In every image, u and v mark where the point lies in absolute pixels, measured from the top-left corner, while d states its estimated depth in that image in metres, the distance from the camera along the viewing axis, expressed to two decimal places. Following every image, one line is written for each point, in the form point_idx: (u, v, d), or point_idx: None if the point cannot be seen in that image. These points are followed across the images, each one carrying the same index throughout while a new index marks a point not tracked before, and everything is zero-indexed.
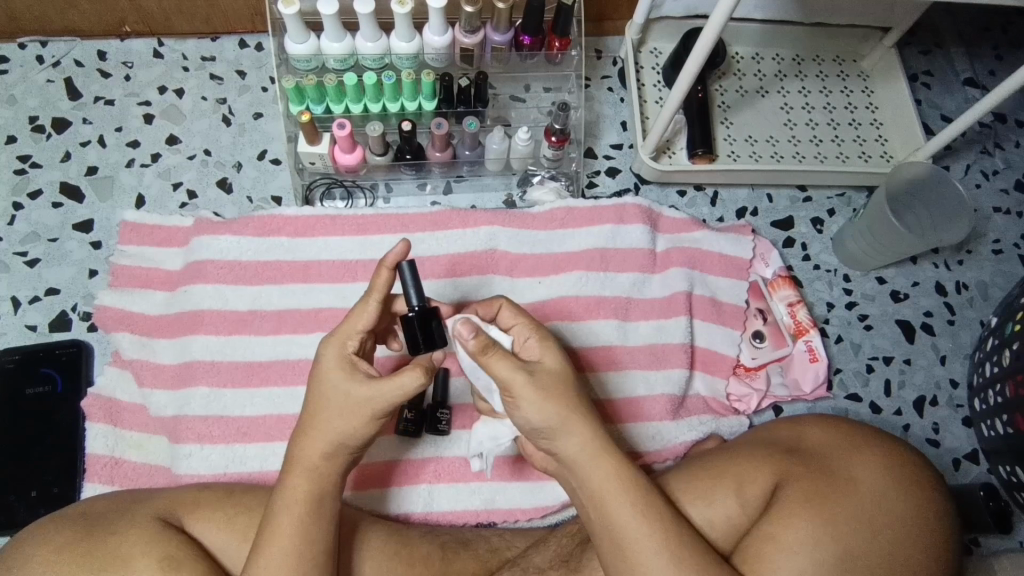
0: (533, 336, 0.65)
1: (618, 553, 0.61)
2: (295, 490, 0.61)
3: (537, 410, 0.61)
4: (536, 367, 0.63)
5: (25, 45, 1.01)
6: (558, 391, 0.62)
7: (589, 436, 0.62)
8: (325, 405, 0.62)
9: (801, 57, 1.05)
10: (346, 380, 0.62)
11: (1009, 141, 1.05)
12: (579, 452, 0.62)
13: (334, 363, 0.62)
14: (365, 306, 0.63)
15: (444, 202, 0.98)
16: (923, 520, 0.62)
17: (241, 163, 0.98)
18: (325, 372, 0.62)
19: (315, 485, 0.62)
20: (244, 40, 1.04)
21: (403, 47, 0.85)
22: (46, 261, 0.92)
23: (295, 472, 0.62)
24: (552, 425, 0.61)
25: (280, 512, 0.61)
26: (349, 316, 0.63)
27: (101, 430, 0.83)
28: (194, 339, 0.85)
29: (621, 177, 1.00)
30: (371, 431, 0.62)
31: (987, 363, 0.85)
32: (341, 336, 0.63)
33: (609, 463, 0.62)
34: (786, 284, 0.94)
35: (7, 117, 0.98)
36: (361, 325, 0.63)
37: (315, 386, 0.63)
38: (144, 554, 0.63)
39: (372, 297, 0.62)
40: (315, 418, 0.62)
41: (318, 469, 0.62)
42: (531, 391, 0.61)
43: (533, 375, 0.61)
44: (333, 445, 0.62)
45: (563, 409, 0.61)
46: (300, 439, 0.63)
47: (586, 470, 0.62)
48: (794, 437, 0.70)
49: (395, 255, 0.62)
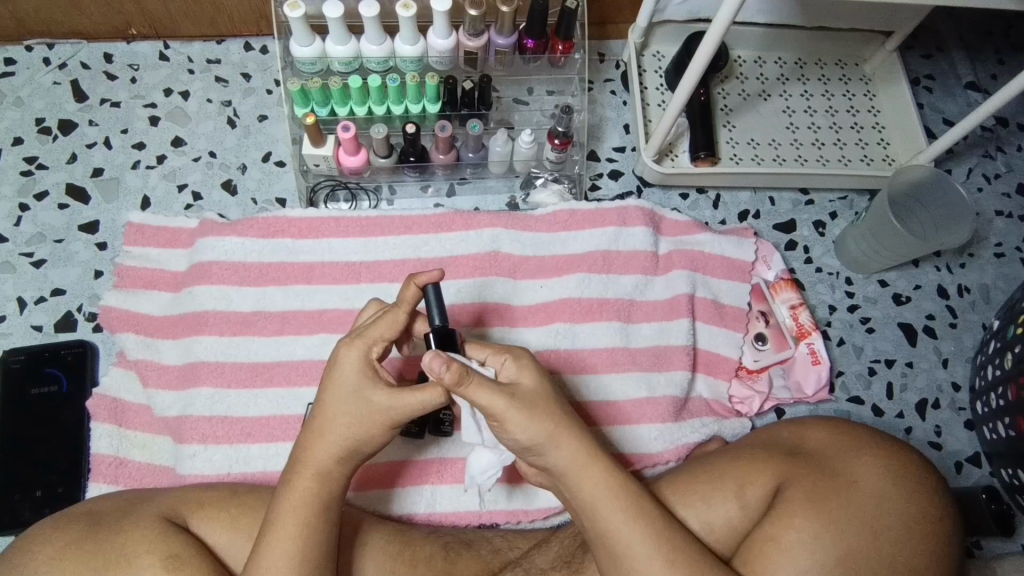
0: (505, 357, 0.65)
1: (614, 559, 0.61)
2: (302, 491, 0.61)
3: (524, 431, 0.60)
4: (515, 388, 0.62)
5: (31, 48, 1.01)
6: (541, 408, 0.62)
7: (577, 446, 0.62)
8: (342, 409, 0.62)
9: (803, 61, 1.06)
10: (369, 386, 0.63)
11: (1011, 145, 1.05)
12: (570, 462, 0.62)
13: (358, 368, 0.63)
14: (394, 317, 0.64)
15: (446, 204, 0.99)
16: (926, 522, 0.63)
17: (245, 165, 0.98)
18: (347, 375, 0.63)
19: (321, 488, 0.62)
20: (249, 43, 1.04)
21: (408, 50, 0.86)
22: (52, 261, 0.93)
23: (303, 473, 0.62)
24: (540, 439, 0.61)
25: (284, 514, 0.61)
26: (373, 325, 0.64)
27: (105, 430, 0.83)
28: (198, 339, 0.86)
29: (623, 180, 1.01)
30: (386, 438, 0.64)
31: (989, 366, 0.86)
32: (365, 340, 0.64)
33: (599, 470, 0.62)
34: (788, 287, 0.94)
35: (14, 119, 0.98)
36: (386, 334, 0.64)
37: (334, 389, 0.63)
38: (148, 552, 0.63)
39: (401, 308, 0.64)
40: (331, 422, 0.62)
41: (326, 471, 0.62)
42: (516, 413, 0.60)
43: (515, 396, 0.61)
44: (345, 449, 0.63)
45: (548, 423, 0.61)
46: (312, 440, 0.63)
47: (577, 480, 0.62)
48: (796, 439, 0.71)
49: (428, 277, 0.64)
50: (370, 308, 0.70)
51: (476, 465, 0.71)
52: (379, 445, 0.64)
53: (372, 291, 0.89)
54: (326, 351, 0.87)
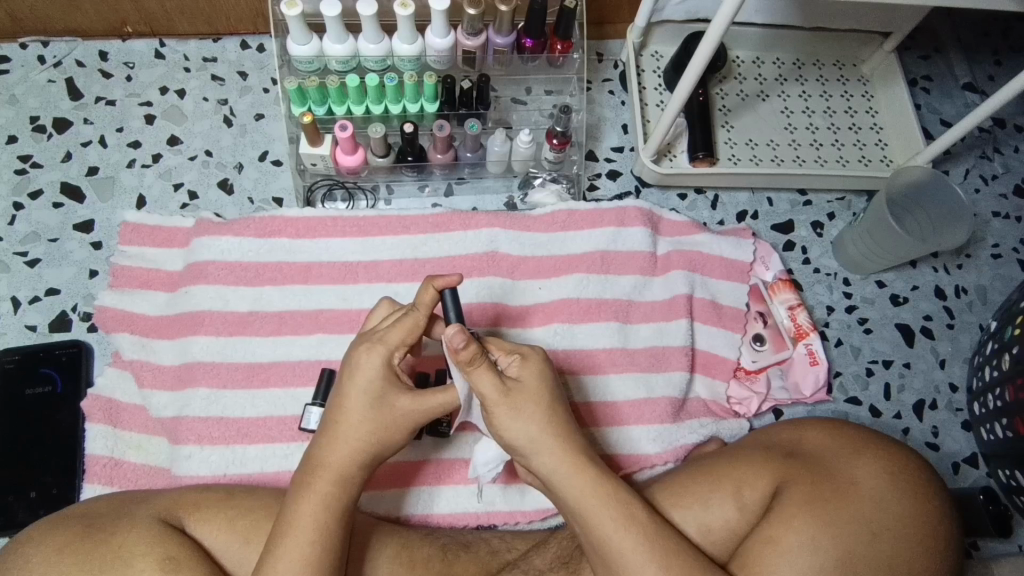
0: (514, 356, 0.66)
1: (607, 564, 0.61)
2: (320, 494, 0.61)
3: (513, 426, 0.62)
4: (515, 383, 0.64)
5: (26, 45, 1.00)
6: (532, 410, 0.63)
7: (568, 448, 0.63)
8: (364, 413, 0.63)
9: (801, 61, 1.05)
10: (392, 391, 0.64)
11: (1009, 146, 1.05)
12: (558, 468, 0.62)
13: (380, 372, 0.64)
14: (413, 322, 0.66)
15: (444, 204, 0.98)
16: (925, 523, 0.62)
17: (242, 164, 0.98)
18: (371, 379, 0.64)
19: (339, 491, 0.62)
20: (246, 41, 1.04)
21: (406, 49, 0.85)
22: (46, 261, 0.92)
23: (323, 476, 0.62)
24: (525, 442, 0.63)
25: (301, 515, 0.60)
26: (394, 329, 0.65)
27: (100, 431, 0.83)
28: (194, 339, 0.85)
29: (622, 180, 1.00)
30: (404, 441, 0.66)
31: (987, 367, 0.86)
32: (387, 345, 0.65)
33: (588, 475, 0.62)
34: (786, 288, 0.94)
35: (7, 117, 0.98)
36: (406, 339, 0.65)
37: (355, 392, 0.64)
38: (144, 554, 0.62)
39: (420, 312, 0.65)
40: (352, 424, 0.63)
41: (346, 475, 0.63)
42: (503, 408, 0.62)
43: (507, 395, 0.62)
44: (365, 451, 0.63)
45: (534, 427, 0.62)
46: (329, 443, 0.63)
47: (565, 486, 0.62)
48: (794, 439, 0.71)
49: (446, 282, 0.64)
50: (381, 307, 0.71)
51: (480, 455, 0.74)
52: (398, 448, 0.66)
53: (370, 291, 0.89)
54: (324, 351, 0.87)
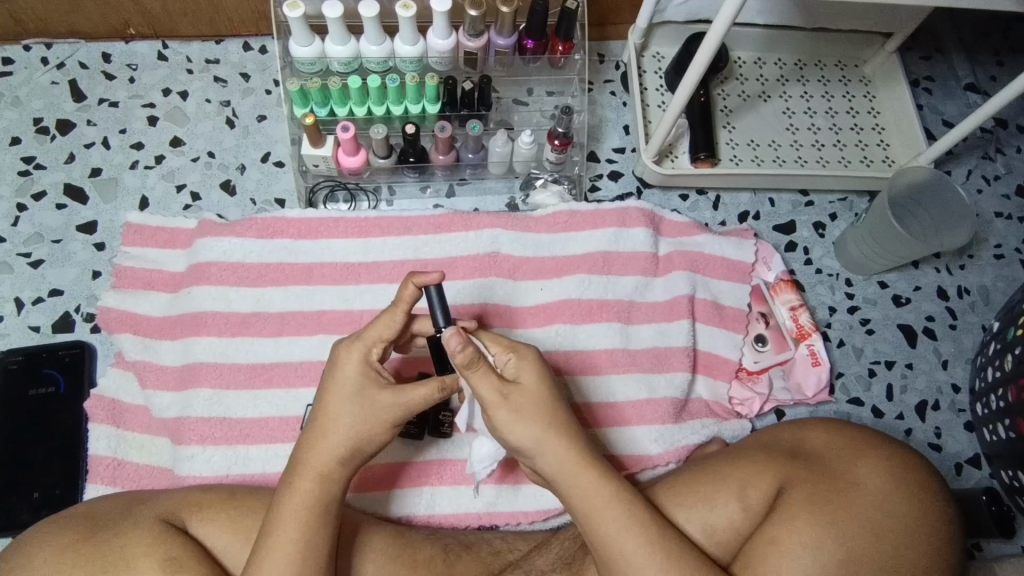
0: (510, 354, 0.67)
1: (612, 565, 0.61)
2: (304, 494, 0.61)
3: (514, 432, 0.63)
4: (512, 387, 0.64)
5: (29, 47, 1.01)
6: (534, 412, 0.63)
7: (573, 450, 0.63)
8: (345, 410, 0.63)
9: (803, 62, 1.05)
10: (372, 386, 0.65)
11: (1011, 147, 1.05)
12: (565, 465, 0.63)
13: (359, 369, 0.65)
14: (391, 318, 0.66)
15: (446, 205, 0.98)
16: (928, 523, 0.62)
17: (244, 165, 0.98)
18: (350, 376, 0.64)
19: (322, 490, 0.62)
20: (248, 43, 1.04)
21: (408, 50, 0.85)
22: (49, 262, 0.93)
23: (305, 475, 0.62)
24: (530, 443, 0.63)
25: (284, 516, 0.61)
26: (372, 327, 0.66)
27: (103, 431, 0.83)
28: (197, 340, 0.86)
29: (624, 181, 1.00)
30: (387, 438, 0.65)
31: (989, 368, 0.86)
32: (364, 343, 0.66)
33: (594, 475, 0.62)
34: (788, 288, 0.94)
35: (11, 119, 0.98)
36: (385, 335, 0.66)
37: (336, 390, 0.64)
38: (146, 555, 0.63)
39: (399, 308, 0.66)
40: (333, 422, 0.63)
41: (328, 473, 0.63)
42: (503, 414, 0.63)
43: (508, 398, 0.63)
44: (348, 449, 0.63)
45: (540, 428, 0.62)
46: (313, 442, 0.63)
47: (572, 485, 0.62)
48: (795, 441, 0.71)
49: (428, 279, 0.65)
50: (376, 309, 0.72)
51: (476, 451, 0.72)
52: (382, 446, 0.65)
53: (371, 292, 0.89)
54: (326, 351, 0.87)
